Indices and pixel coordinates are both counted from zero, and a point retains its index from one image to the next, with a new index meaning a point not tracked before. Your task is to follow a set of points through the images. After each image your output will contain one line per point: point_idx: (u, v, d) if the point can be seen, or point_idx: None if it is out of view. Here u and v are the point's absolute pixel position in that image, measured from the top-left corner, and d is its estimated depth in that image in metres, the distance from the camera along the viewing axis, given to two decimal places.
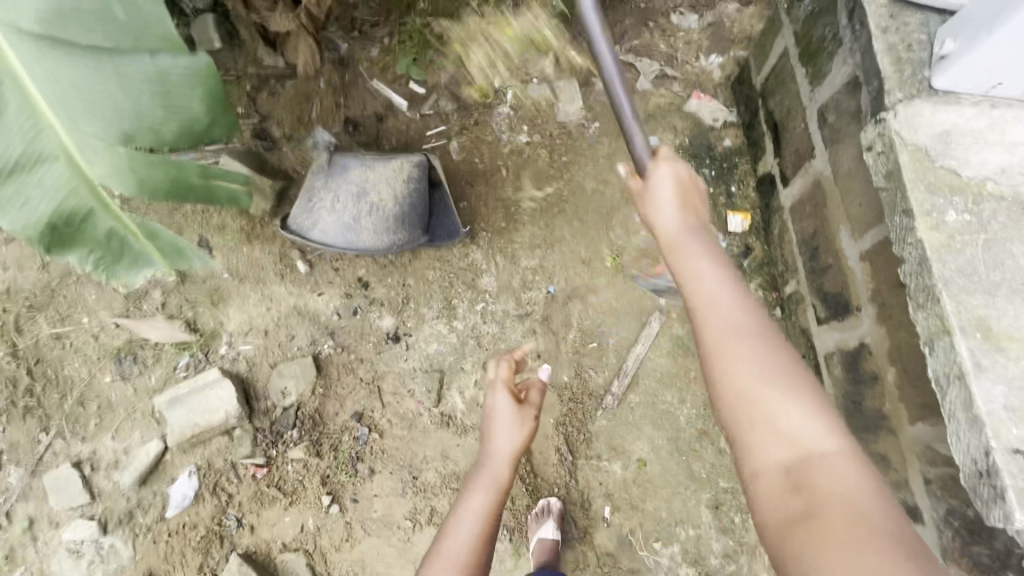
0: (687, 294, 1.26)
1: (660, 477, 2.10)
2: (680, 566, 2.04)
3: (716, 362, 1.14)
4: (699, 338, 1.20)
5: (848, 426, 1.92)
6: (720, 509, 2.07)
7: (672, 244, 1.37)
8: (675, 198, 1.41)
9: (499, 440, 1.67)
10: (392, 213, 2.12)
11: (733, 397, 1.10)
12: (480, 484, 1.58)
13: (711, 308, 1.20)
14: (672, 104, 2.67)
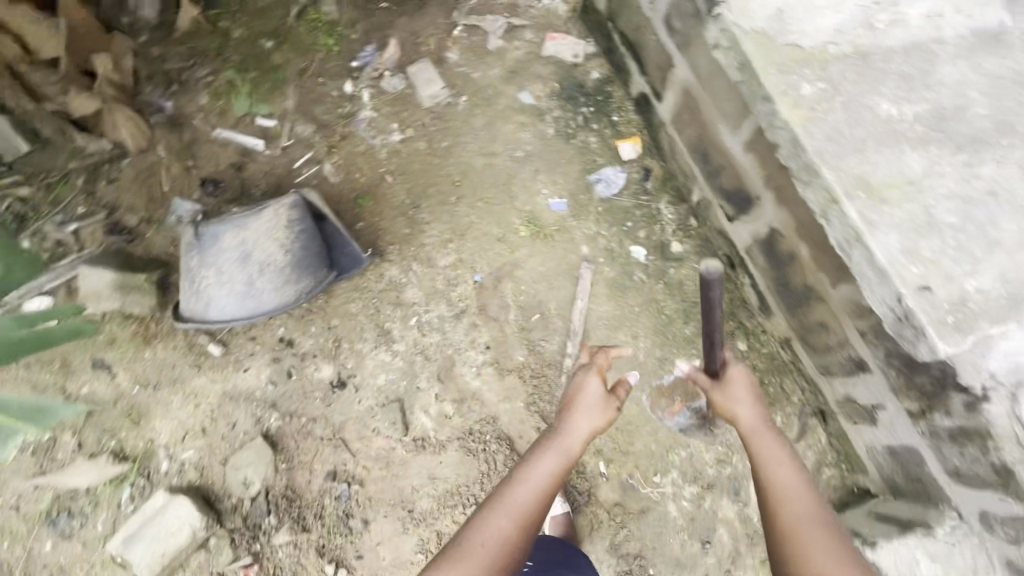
0: (765, 470, 1.32)
1: (640, 415, 2.13)
2: (684, 488, 2.06)
3: (788, 544, 1.18)
4: (773, 518, 1.24)
5: (785, 306, 1.99)
6: (703, 422, 2.12)
7: (746, 433, 1.42)
8: (749, 396, 1.50)
9: (579, 423, 1.60)
10: (284, 266, 1.98)
11: (807, 570, 1.13)
12: (550, 451, 1.51)
13: (783, 492, 1.26)
14: (529, 54, 2.61)
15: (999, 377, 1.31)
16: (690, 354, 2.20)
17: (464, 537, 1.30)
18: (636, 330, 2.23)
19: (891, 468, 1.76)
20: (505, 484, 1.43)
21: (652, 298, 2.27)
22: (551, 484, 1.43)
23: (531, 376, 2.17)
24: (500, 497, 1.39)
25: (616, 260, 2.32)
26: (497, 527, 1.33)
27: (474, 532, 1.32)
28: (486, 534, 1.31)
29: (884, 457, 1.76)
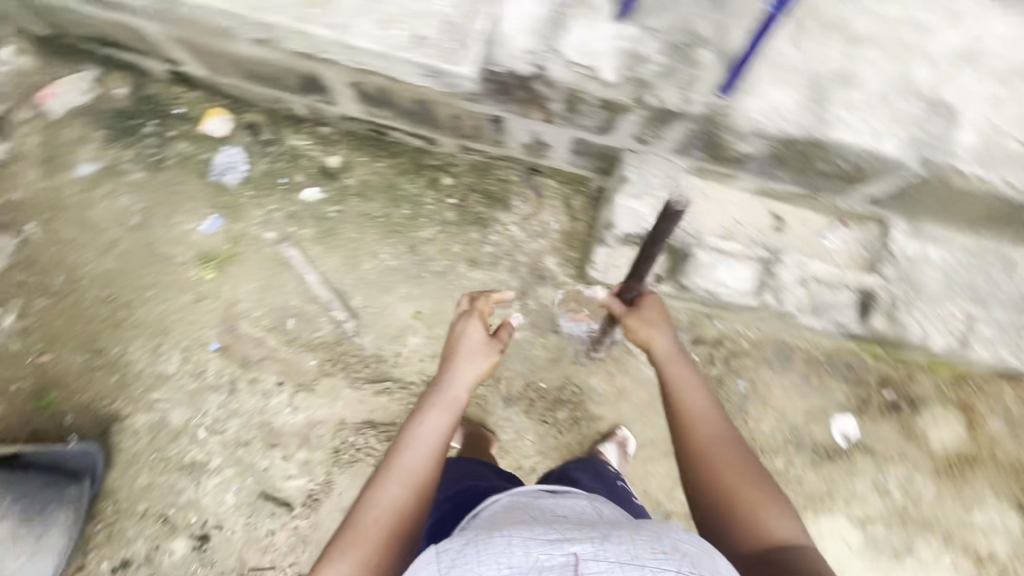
0: (677, 387, 1.43)
1: (433, 304, 2.17)
2: (509, 315, 2.18)
3: (710, 459, 1.31)
4: (694, 442, 1.35)
5: (429, 125, 1.99)
6: (477, 258, 2.21)
7: (669, 358, 1.47)
8: (660, 323, 1.52)
9: (467, 370, 1.49)
10: (17, 534, 1.83)
11: (724, 480, 1.28)
12: (438, 408, 1.41)
13: (698, 411, 1.38)
14: (42, 128, 2.20)
15: (530, 51, 1.40)
16: (422, 224, 2.23)
17: (352, 527, 1.24)
18: (370, 250, 2.20)
19: (588, 162, 1.93)
20: (392, 460, 1.33)
21: (355, 215, 2.22)
22: (437, 445, 1.36)
23: (334, 366, 2.10)
24: (387, 473, 1.30)
25: (301, 219, 2.21)
26: (387, 504, 1.27)
27: (361, 517, 1.26)
28: (374, 511, 1.26)
29: (579, 159, 1.93)
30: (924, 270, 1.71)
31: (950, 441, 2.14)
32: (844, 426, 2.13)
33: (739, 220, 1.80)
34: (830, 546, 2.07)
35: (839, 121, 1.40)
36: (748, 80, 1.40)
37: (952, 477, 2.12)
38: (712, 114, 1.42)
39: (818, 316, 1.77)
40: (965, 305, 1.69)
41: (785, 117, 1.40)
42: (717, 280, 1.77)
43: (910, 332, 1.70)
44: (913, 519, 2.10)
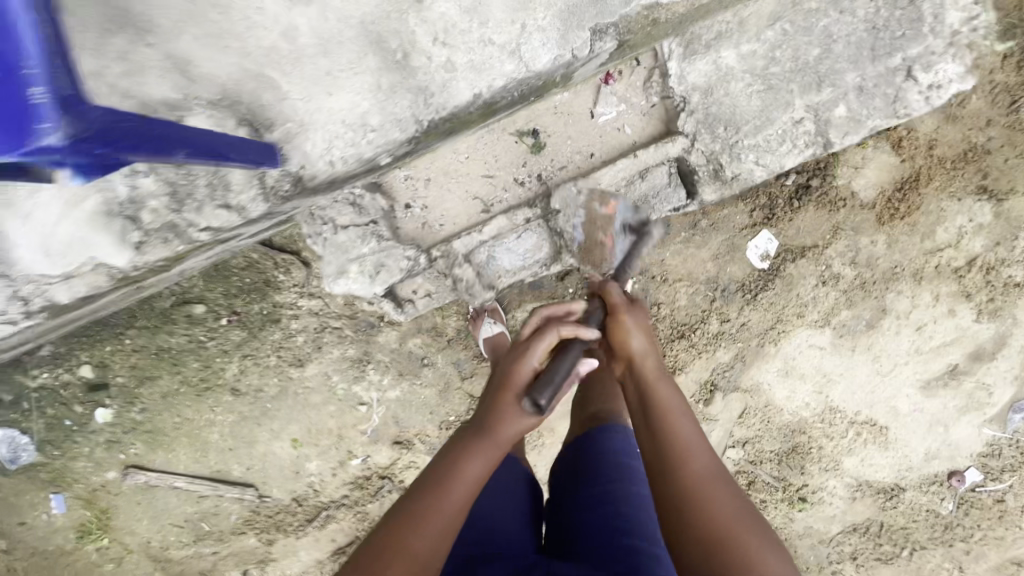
0: (675, 400, 1.06)
1: (299, 425, 1.92)
2: (372, 381, 1.89)
3: (715, 482, 0.92)
4: (693, 453, 0.96)
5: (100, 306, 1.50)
6: (297, 356, 1.85)
7: (652, 372, 1.13)
8: (645, 336, 1.20)
9: (511, 426, 1.09)
10: None
11: (729, 517, 0.86)
12: (484, 448, 1.04)
13: (691, 432, 1.00)
14: None
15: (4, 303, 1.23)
16: (221, 364, 1.86)
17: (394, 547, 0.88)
18: (202, 420, 1.91)
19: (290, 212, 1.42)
20: (446, 489, 0.98)
21: (159, 403, 1.89)
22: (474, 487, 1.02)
23: (272, 532, 2.00)
24: (434, 502, 0.95)
25: (121, 441, 1.93)
26: (435, 540, 0.92)
27: (385, 557, 0.87)
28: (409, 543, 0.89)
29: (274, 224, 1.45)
30: (729, 91, 1.20)
31: (881, 179, 1.74)
32: (760, 246, 1.78)
33: (486, 179, 1.34)
34: (805, 362, 1.89)
35: (433, 80, 1.12)
36: (307, 112, 1.11)
37: (899, 216, 1.76)
38: (299, 174, 1.17)
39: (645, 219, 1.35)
40: (801, 101, 1.20)
41: (388, 123, 1.16)
42: (507, 266, 1.40)
43: (756, 175, 1.26)
44: (876, 283, 1.82)
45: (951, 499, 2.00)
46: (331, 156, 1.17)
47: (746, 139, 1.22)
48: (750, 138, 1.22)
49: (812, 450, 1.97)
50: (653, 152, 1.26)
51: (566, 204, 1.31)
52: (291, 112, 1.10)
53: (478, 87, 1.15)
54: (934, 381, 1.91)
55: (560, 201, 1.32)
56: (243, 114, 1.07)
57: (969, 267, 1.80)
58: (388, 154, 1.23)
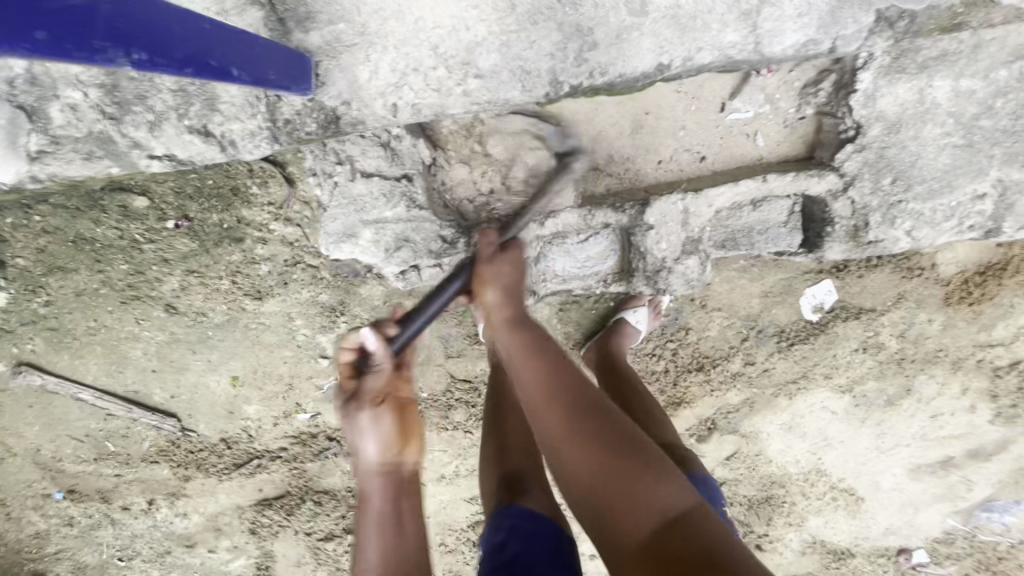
0: (529, 351, 1.01)
1: (244, 363, 1.62)
2: (344, 335, 1.59)
3: (591, 404, 0.91)
4: (563, 380, 0.95)
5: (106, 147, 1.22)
6: (258, 286, 1.52)
7: (506, 326, 1.08)
8: (510, 282, 1.11)
9: (362, 434, 1.04)
10: None
11: (599, 436, 0.87)
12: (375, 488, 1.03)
13: (558, 362, 0.98)
14: None
15: None
16: (158, 275, 1.50)
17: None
18: (124, 333, 1.57)
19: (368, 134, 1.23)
20: (365, 543, 0.97)
21: (69, 303, 1.52)
22: (394, 504, 1.01)
23: (191, 468, 1.75)
24: (364, 552, 0.96)
25: (15, 333, 1.55)
26: None
27: None
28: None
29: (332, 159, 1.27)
30: (918, 134, 1.17)
31: (968, 257, 1.55)
32: (816, 296, 1.58)
33: (540, 171, 1.33)
34: (812, 422, 1.77)
35: (600, 16, 1.08)
36: (450, 32, 1.10)
37: (968, 301, 1.59)
38: (332, 111, 1.17)
39: (732, 250, 1.36)
40: (995, 171, 1.19)
41: (542, 69, 1.13)
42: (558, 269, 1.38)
43: (896, 243, 1.26)
44: (915, 362, 1.67)
45: (891, 572, 2.02)
46: (470, 85, 1.15)
47: (910, 200, 1.22)
48: (915, 198, 1.22)
49: (785, 504, 1.90)
50: (788, 182, 1.23)
51: (664, 219, 1.27)
52: (412, 10, 1.09)
53: (667, 53, 1.12)
54: (924, 466, 1.85)
55: (658, 215, 1.26)
56: (280, 14, 1.08)
57: (1009, 369, 1.68)
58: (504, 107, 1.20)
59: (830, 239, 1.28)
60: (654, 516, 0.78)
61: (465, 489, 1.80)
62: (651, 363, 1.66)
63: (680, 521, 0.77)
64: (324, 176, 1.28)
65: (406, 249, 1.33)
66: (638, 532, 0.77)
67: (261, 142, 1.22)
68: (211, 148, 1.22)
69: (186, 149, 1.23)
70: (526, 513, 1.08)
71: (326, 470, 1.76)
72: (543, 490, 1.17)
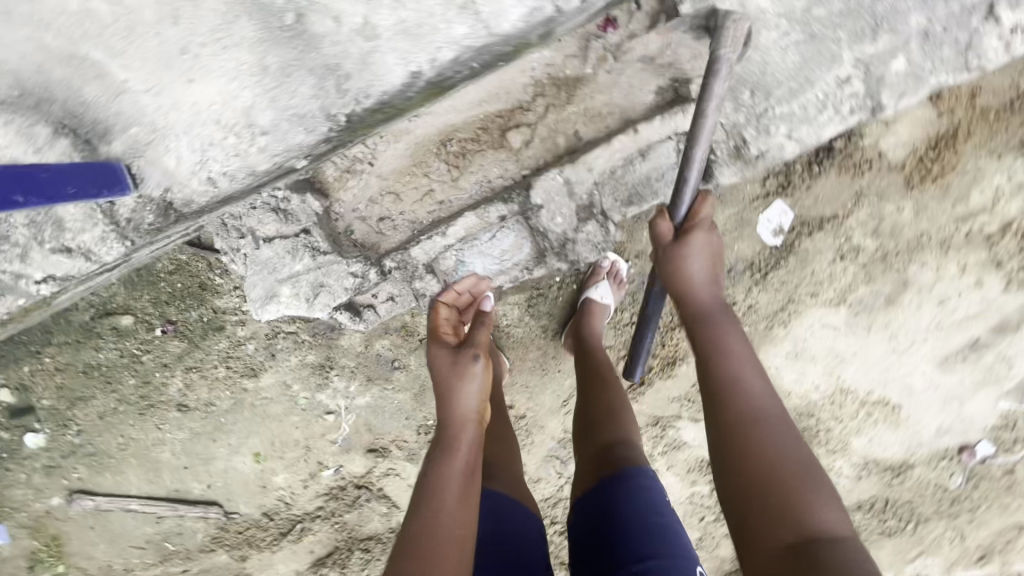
0: (708, 337, 1.07)
1: (261, 438, 1.72)
2: (339, 387, 1.67)
3: (751, 417, 0.94)
4: (736, 393, 0.97)
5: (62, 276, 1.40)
6: (250, 364, 1.63)
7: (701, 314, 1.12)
8: (710, 271, 1.15)
9: (467, 382, 1.10)
10: None
11: (759, 444, 0.90)
12: (463, 431, 1.06)
13: (755, 375, 1.00)
14: None
15: None
16: (162, 381, 1.63)
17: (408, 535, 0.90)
18: (150, 440, 1.70)
19: (259, 201, 1.34)
20: (433, 493, 0.96)
21: (97, 427, 1.67)
22: (474, 466, 1.02)
23: (245, 547, 1.85)
24: (430, 504, 0.94)
25: (61, 466, 1.71)
26: (449, 524, 0.92)
27: (421, 538, 0.89)
28: (424, 536, 0.90)
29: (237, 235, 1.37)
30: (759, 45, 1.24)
31: (914, 136, 1.50)
32: (773, 220, 1.56)
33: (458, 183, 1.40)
34: (816, 344, 1.73)
35: (341, 52, 1.12)
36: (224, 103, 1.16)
37: (931, 178, 1.54)
38: (164, 200, 1.27)
39: (640, 203, 1.40)
40: (848, 53, 1.25)
41: (310, 109, 1.20)
42: (481, 270, 1.43)
43: (782, 148, 1.36)
44: (900, 254, 1.63)
45: (961, 473, 1.93)
46: (263, 143, 1.23)
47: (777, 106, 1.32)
48: (780, 103, 1.31)
49: (820, 433, 1.85)
50: (657, 126, 1.32)
51: (550, 196, 1.36)
52: (186, 98, 1.14)
53: (413, 62, 1.16)
54: (953, 356, 1.77)
55: (543, 193, 1.35)
56: (84, 136, 1.15)
57: (1002, 233, 1.61)
58: (303, 155, 1.28)
59: (718, 165, 1.39)
60: (777, 548, 0.80)
61: None
62: (634, 332, 1.67)
63: (814, 548, 0.78)
64: (233, 251, 1.39)
65: (324, 293, 1.42)
66: (800, 529, 0.81)
67: (114, 244, 1.31)
68: (76, 262, 1.32)
69: (59, 267, 1.33)
70: (493, 495, 1.11)
71: (364, 517, 1.83)
72: (508, 475, 1.20)
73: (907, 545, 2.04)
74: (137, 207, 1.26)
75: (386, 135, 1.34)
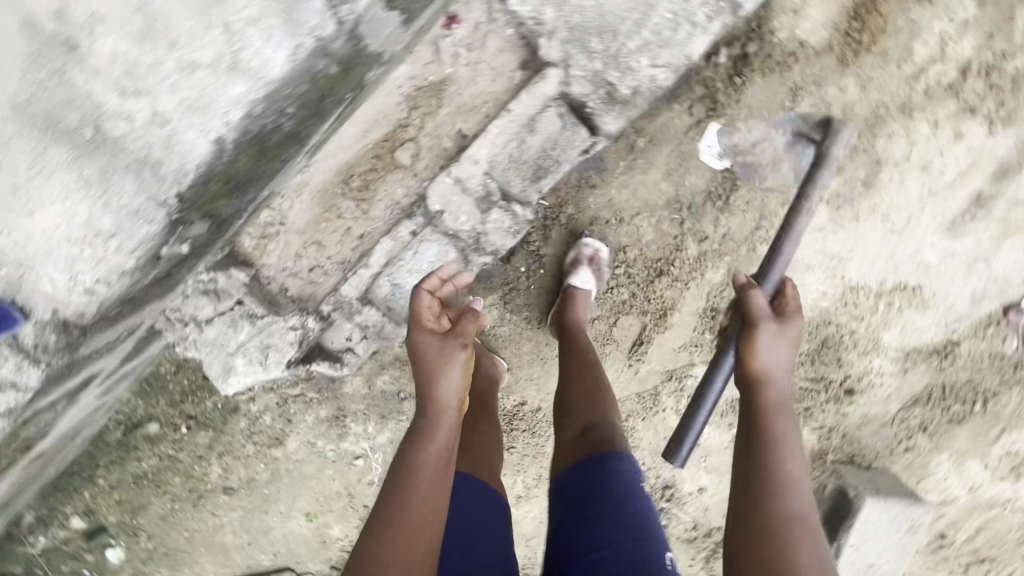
0: (769, 433, 1.03)
1: (306, 498, 1.81)
2: (357, 432, 1.74)
3: (787, 522, 0.90)
4: (782, 500, 0.93)
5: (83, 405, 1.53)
6: (272, 434, 1.72)
7: (774, 406, 1.07)
8: (786, 365, 1.14)
9: (450, 368, 1.09)
10: None
11: (785, 546, 0.87)
12: (439, 420, 1.05)
13: (802, 493, 0.95)
14: None
15: None
16: (203, 471, 1.75)
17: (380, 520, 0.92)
18: (211, 526, 1.82)
19: (201, 287, 1.39)
20: (407, 480, 0.96)
21: (163, 528, 1.81)
22: (449, 454, 1.02)
23: None
24: (401, 491, 0.94)
25: (146, 570, 1.87)
26: (420, 508, 0.93)
27: (391, 524, 0.90)
28: (395, 524, 0.91)
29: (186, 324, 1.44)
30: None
31: (830, 12, 1.42)
32: (713, 144, 1.51)
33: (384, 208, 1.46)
34: (806, 251, 1.66)
35: (145, 145, 0.97)
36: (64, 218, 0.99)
37: (863, 48, 1.46)
38: (59, 319, 1.13)
39: (549, 175, 1.45)
40: None
41: (143, 201, 1.05)
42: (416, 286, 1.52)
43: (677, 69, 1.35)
44: (860, 135, 1.54)
45: (1013, 336, 1.76)
46: (117, 245, 1.07)
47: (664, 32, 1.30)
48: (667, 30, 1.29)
49: (846, 339, 1.75)
50: (527, 102, 1.36)
51: (446, 201, 1.44)
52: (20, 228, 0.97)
53: (213, 131, 1.01)
54: (960, 218, 1.64)
55: (439, 200, 1.43)
56: None
57: (962, 77, 1.49)
58: (162, 241, 1.14)
59: (598, 116, 1.39)
60: None
61: (543, 496, 1.85)
62: (617, 297, 1.66)
63: None
64: (185, 339, 1.47)
65: (274, 351, 1.51)
66: None
67: (30, 371, 1.19)
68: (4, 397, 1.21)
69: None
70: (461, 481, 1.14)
71: None
72: (472, 458, 1.23)
73: (984, 426, 1.89)
74: (36, 333, 1.13)
75: (286, 193, 1.35)
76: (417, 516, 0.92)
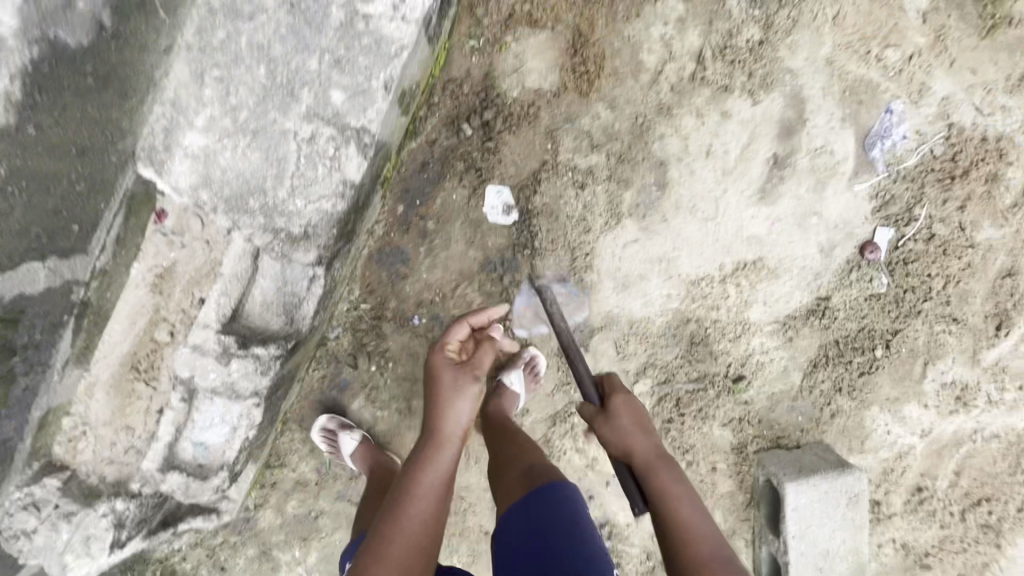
0: (651, 476, 1.17)
1: None
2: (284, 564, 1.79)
3: (687, 531, 1.07)
4: (676, 518, 1.09)
5: None
6: None
7: (642, 458, 1.21)
8: (637, 425, 1.26)
9: (461, 400, 1.24)
10: None
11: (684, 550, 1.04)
12: (443, 449, 1.18)
13: (693, 504, 1.12)
14: None
15: None
16: None
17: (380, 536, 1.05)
18: None
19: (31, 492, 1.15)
20: (408, 500, 1.10)
21: None
22: (448, 475, 1.16)
23: None
24: (399, 509, 1.08)
25: None
26: (413, 517, 1.07)
27: (387, 537, 1.05)
28: (393, 540, 1.04)
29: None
30: None
31: (547, 60, 1.55)
32: (496, 204, 1.61)
33: None
34: (632, 263, 1.67)
35: None
36: None
37: (591, 78, 1.55)
38: None
39: (303, 305, 1.37)
40: None
41: None
42: (217, 441, 1.38)
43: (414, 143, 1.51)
44: (630, 146, 1.60)
45: (880, 274, 1.69)
46: None
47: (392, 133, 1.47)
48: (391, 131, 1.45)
49: (711, 329, 1.73)
50: (231, 262, 1.22)
51: (193, 365, 1.25)
52: None
53: None
54: (767, 183, 1.64)
55: (185, 366, 1.25)
56: None
57: (698, 66, 1.55)
58: None
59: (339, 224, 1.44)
60: None
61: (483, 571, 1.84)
62: None
63: None
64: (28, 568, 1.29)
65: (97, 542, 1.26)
66: None
67: None
68: None
69: None
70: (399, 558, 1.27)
71: None
72: None
73: (902, 367, 1.75)
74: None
75: (75, 400, 1.15)
76: (414, 526, 1.06)
